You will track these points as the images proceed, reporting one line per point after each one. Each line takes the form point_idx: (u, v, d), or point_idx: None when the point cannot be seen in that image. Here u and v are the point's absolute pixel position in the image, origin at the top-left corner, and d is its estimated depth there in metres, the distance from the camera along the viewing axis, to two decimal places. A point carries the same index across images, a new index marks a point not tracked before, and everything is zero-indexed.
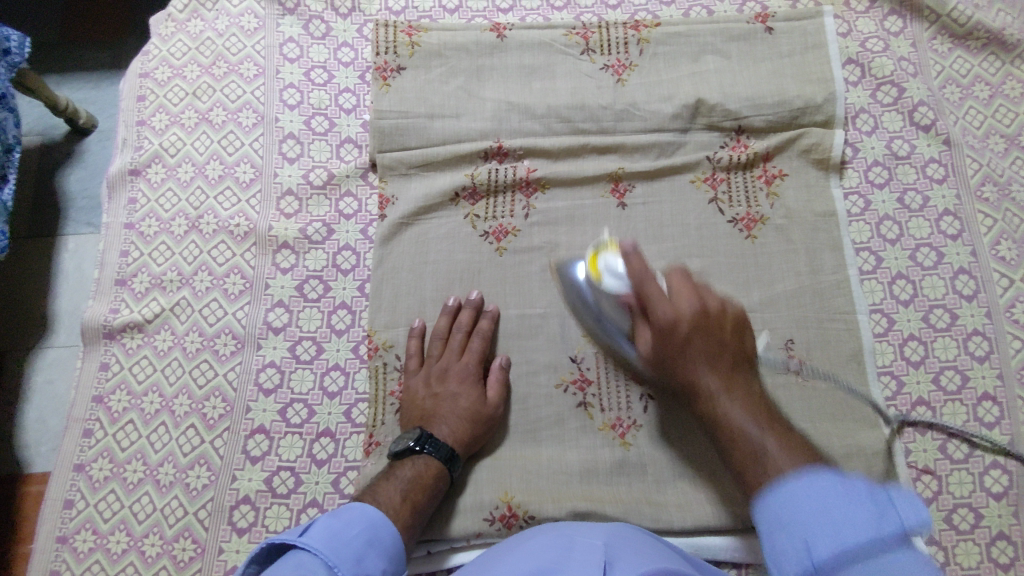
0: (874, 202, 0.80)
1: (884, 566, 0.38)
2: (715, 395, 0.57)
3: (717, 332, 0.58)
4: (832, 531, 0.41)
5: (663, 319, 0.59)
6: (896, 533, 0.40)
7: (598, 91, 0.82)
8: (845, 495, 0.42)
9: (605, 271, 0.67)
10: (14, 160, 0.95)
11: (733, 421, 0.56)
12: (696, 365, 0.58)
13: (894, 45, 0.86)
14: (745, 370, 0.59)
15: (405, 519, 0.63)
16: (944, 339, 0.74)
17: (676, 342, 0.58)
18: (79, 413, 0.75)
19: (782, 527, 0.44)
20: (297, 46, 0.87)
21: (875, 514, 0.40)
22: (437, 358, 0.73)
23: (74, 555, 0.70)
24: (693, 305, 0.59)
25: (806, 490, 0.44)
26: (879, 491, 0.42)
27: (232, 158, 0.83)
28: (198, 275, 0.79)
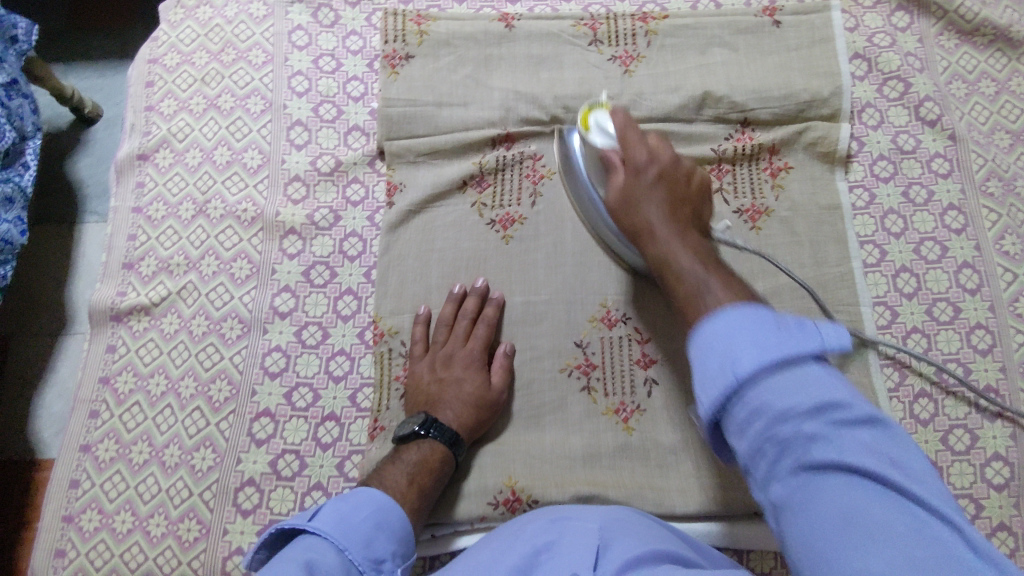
0: (879, 196, 0.80)
1: (808, 387, 0.40)
2: (668, 233, 0.62)
3: (680, 183, 0.65)
4: (756, 349, 0.41)
5: (636, 160, 0.65)
6: (815, 349, 0.41)
7: (606, 82, 0.83)
8: (768, 326, 0.42)
9: (595, 127, 0.69)
10: (32, 147, 0.95)
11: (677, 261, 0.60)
12: (657, 204, 0.63)
13: (901, 40, 0.86)
14: (698, 229, 0.64)
15: (413, 502, 0.64)
16: (947, 331, 0.75)
17: (644, 182, 0.64)
18: (86, 394, 0.75)
19: (706, 353, 0.44)
20: (306, 33, 0.88)
21: (797, 335, 0.42)
22: (442, 344, 0.73)
23: (79, 534, 0.71)
24: (664, 158, 0.66)
25: (734, 316, 0.44)
26: (806, 322, 0.43)
27: (240, 144, 0.83)
28: (205, 259, 0.79)
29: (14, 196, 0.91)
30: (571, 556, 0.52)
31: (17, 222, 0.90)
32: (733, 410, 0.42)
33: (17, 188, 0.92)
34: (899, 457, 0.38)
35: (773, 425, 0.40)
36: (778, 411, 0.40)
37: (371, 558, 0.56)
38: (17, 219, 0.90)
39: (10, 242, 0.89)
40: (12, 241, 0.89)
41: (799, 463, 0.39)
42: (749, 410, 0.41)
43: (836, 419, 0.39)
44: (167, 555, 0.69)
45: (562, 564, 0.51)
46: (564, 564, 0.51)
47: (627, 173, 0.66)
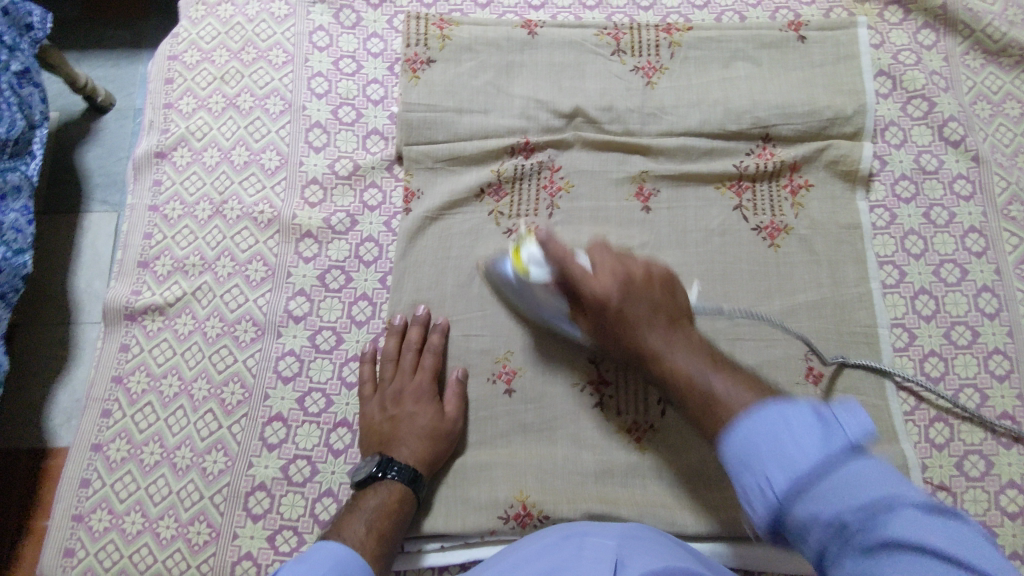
0: (900, 216, 0.79)
1: (856, 486, 0.40)
2: (662, 350, 0.59)
3: (644, 290, 0.62)
4: (784, 461, 0.42)
5: (594, 294, 0.63)
6: (845, 446, 0.42)
7: (628, 93, 0.82)
8: (791, 421, 0.44)
9: (529, 262, 0.69)
10: (39, 137, 0.95)
11: (685, 374, 0.57)
12: (635, 323, 0.61)
13: (926, 59, 0.85)
14: (682, 325, 0.61)
15: (374, 549, 0.61)
16: (965, 356, 0.74)
17: (613, 316, 0.62)
18: (99, 393, 0.75)
19: (745, 464, 0.45)
20: (327, 34, 0.87)
21: (826, 435, 0.42)
22: (392, 380, 0.72)
23: (89, 534, 0.71)
24: (615, 278, 0.63)
25: (764, 420, 0.45)
26: (825, 409, 0.44)
27: (259, 145, 0.83)
28: (220, 260, 0.79)
29: (20, 185, 0.90)
30: (593, 568, 0.52)
31: (25, 211, 0.90)
32: (784, 524, 0.43)
33: (25, 177, 0.91)
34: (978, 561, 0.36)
35: (830, 536, 0.40)
36: (829, 522, 0.40)
37: None
38: (24, 209, 0.90)
39: (20, 232, 0.88)
40: (22, 231, 0.88)
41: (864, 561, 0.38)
42: (798, 516, 0.41)
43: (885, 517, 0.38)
44: (176, 558, 0.69)
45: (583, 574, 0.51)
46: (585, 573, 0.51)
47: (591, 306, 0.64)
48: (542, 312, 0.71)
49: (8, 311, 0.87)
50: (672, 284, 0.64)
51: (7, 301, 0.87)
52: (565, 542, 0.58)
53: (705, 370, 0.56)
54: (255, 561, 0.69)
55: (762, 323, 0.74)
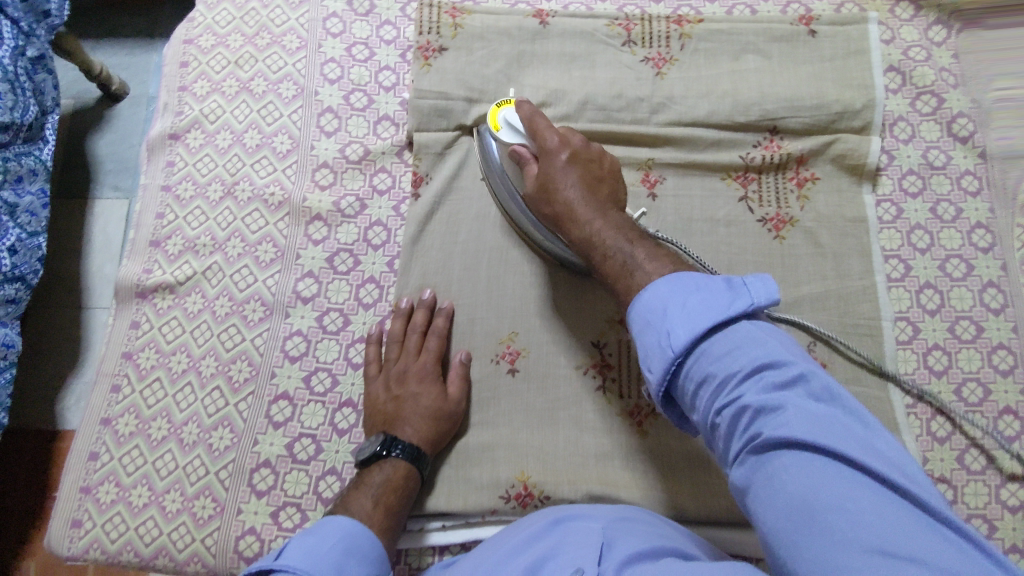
0: (907, 211, 0.80)
1: (746, 349, 0.49)
2: (589, 217, 0.65)
3: (593, 163, 0.69)
4: (688, 320, 0.51)
5: (549, 147, 0.68)
6: (741, 312, 0.51)
7: (638, 83, 0.82)
8: (706, 290, 0.52)
9: (504, 125, 0.72)
10: (52, 122, 0.96)
11: (603, 240, 0.63)
12: (572, 184, 0.67)
13: (936, 55, 0.85)
14: (615, 205, 0.67)
15: (381, 523, 0.63)
16: (969, 350, 0.74)
17: (560, 167, 0.67)
18: (109, 368, 0.77)
19: (651, 322, 0.53)
20: (340, 21, 0.88)
21: (729, 303, 0.51)
22: (397, 360, 0.73)
23: (97, 505, 0.72)
24: (575, 141, 0.69)
25: (676, 282, 0.54)
26: (738, 282, 0.53)
27: (271, 128, 0.84)
28: (231, 241, 0.80)
29: (37, 170, 0.92)
30: (575, 555, 0.53)
31: (40, 195, 0.92)
32: (680, 376, 0.51)
33: (41, 162, 0.93)
34: (851, 427, 0.45)
35: (721, 386, 0.48)
36: (721, 373, 0.49)
37: None
38: (40, 191, 0.92)
39: (36, 214, 0.90)
40: (35, 213, 0.90)
41: (751, 419, 0.47)
42: (692, 370, 0.50)
43: (770, 380, 0.47)
44: (181, 531, 0.70)
45: (566, 561, 0.52)
46: (567, 561, 0.52)
47: (541, 162, 0.69)
48: (501, 181, 0.77)
49: (26, 292, 0.89)
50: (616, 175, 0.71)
51: (29, 283, 0.89)
52: (550, 531, 0.58)
53: (627, 246, 0.62)
54: (258, 536, 0.69)
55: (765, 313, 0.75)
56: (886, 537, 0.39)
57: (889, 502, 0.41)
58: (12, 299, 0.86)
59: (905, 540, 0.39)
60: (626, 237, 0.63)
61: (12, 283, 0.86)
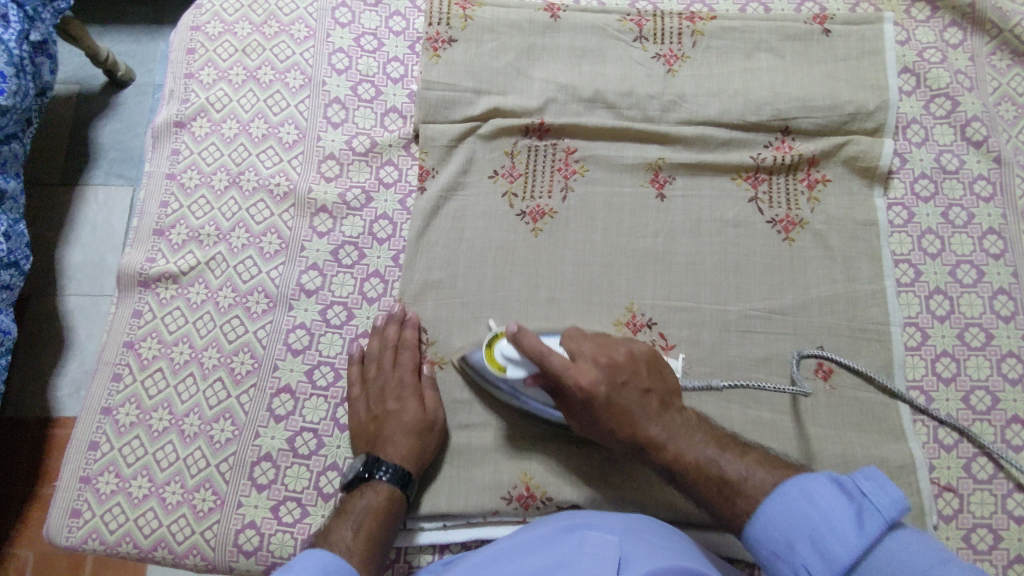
0: (918, 215, 0.79)
1: (893, 564, 0.47)
2: (664, 439, 0.60)
3: (630, 374, 0.64)
4: (819, 545, 0.50)
5: (586, 387, 0.62)
6: (876, 522, 0.49)
7: (648, 80, 0.81)
8: (826, 502, 0.51)
9: (506, 364, 0.67)
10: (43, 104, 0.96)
11: (695, 462, 0.59)
12: (629, 412, 0.62)
13: (952, 57, 0.84)
14: (673, 406, 0.63)
15: (362, 553, 0.60)
16: (978, 358, 0.73)
17: (607, 407, 0.62)
18: (110, 357, 0.76)
19: (785, 551, 0.52)
20: (349, 11, 0.87)
21: (857, 516, 0.50)
22: (376, 377, 0.72)
23: (96, 495, 0.71)
24: (605, 375, 0.63)
25: (784, 504, 0.53)
26: (848, 484, 0.52)
27: (277, 118, 0.83)
28: (235, 232, 0.79)
29: (18, 154, 0.91)
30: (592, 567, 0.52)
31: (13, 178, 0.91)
32: None
33: (24, 146, 0.93)
34: None
35: None
36: None
37: None
38: (16, 176, 0.92)
39: (17, 200, 0.91)
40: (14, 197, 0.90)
41: None
42: None
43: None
44: (181, 523, 0.70)
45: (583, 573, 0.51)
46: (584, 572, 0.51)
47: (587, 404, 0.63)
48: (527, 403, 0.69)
49: (19, 278, 0.90)
50: (655, 365, 0.65)
51: (20, 267, 0.90)
52: (566, 535, 0.58)
53: (714, 454, 0.59)
54: (258, 530, 0.69)
55: (772, 315, 0.74)
56: None
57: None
58: (8, 286, 0.87)
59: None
60: (717, 443, 0.60)
61: (8, 270, 0.87)
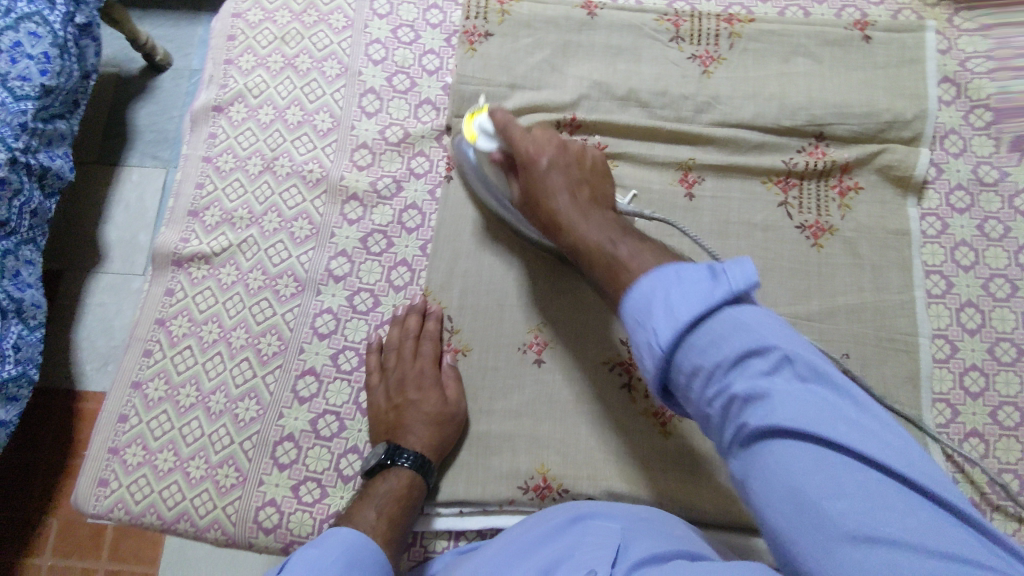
0: (952, 226, 0.77)
1: (733, 338, 0.45)
2: (574, 220, 0.62)
3: (575, 166, 0.66)
4: (671, 317, 0.47)
5: (527, 156, 0.66)
6: (725, 298, 0.46)
7: (683, 80, 0.81)
8: (687, 280, 0.48)
9: (479, 133, 0.70)
10: (89, 87, 0.97)
11: (591, 241, 0.60)
12: (554, 187, 0.64)
13: (994, 68, 0.83)
14: (602, 204, 0.64)
15: (385, 534, 0.61)
16: (1008, 373, 0.72)
17: (535, 177, 0.65)
18: (142, 333, 0.78)
19: (640, 321, 0.49)
20: (387, 2, 0.88)
21: (710, 290, 0.47)
22: (398, 367, 0.72)
23: (123, 466, 0.73)
24: (553, 148, 0.66)
25: (658, 276, 0.50)
26: (715, 266, 0.48)
27: (313, 106, 0.84)
28: (268, 215, 0.80)
29: (65, 134, 0.94)
30: (591, 557, 0.52)
31: (67, 159, 0.93)
32: (671, 372, 0.48)
33: (71, 126, 0.95)
34: (839, 405, 0.43)
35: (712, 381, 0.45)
36: (709, 369, 0.45)
37: None
38: (66, 155, 0.94)
39: (63, 178, 0.93)
40: (62, 177, 0.92)
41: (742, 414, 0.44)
42: (685, 365, 0.47)
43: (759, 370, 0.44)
44: (204, 497, 0.71)
45: (582, 562, 0.51)
46: (583, 562, 0.51)
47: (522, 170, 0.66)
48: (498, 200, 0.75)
49: (38, 253, 0.91)
50: (605, 172, 0.67)
51: (37, 243, 0.91)
52: (569, 529, 0.57)
53: (616, 239, 0.59)
54: (278, 508, 0.70)
55: (798, 321, 0.73)
56: (880, 522, 0.39)
57: (878, 486, 0.40)
58: (29, 260, 0.89)
59: (879, 522, 0.39)
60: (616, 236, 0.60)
61: (27, 245, 0.88)
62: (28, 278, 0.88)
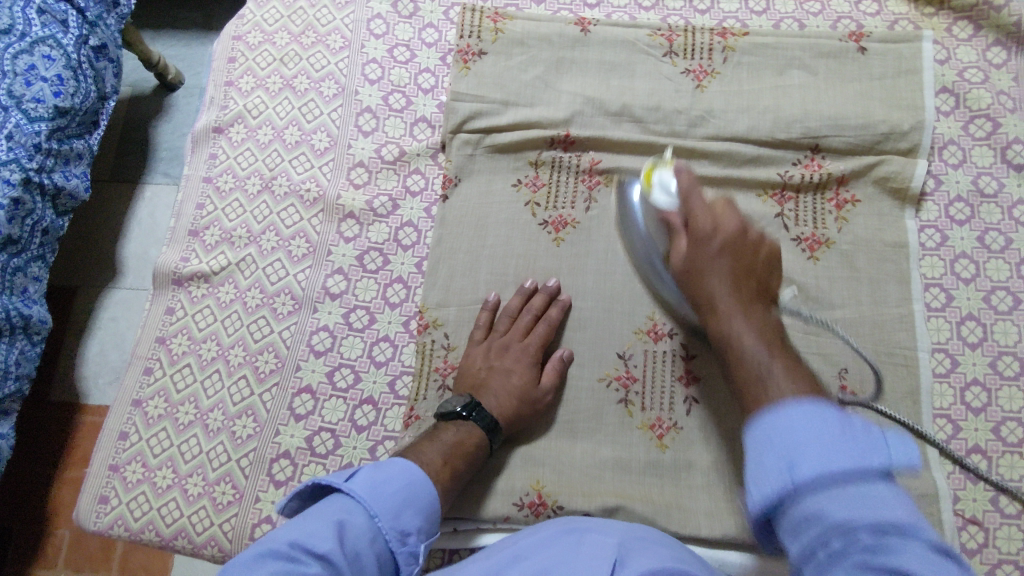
0: (952, 238, 0.76)
1: (875, 504, 0.39)
2: (730, 311, 0.59)
3: (749, 254, 0.62)
4: (817, 460, 0.41)
5: (702, 231, 0.63)
6: (885, 469, 0.41)
7: (677, 95, 0.81)
8: (838, 425, 0.42)
9: (657, 185, 0.69)
10: (108, 108, 0.99)
11: (741, 346, 0.57)
12: (722, 273, 0.61)
13: (994, 77, 0.82)
14: (765, 305, 0.61)
15: (445, 483, 0.63)
16: (1011, 388, 0.71)
17: (705, 253, 0.62)
18: (143, 351, 0.79)
19: (776, 451, 0.43)
20: (384, 22, 0.89)
21: (867, 450, 0.41)
22: (502, 333, 0.73)
23: (123, 483, 0.74)
24: (731, 227, 0.62)
25: (784, 416, 0.44)
26: (876, 426, 0.43)
27: (310, 125, 0.85)
28: (266, 234, 0.81)
29: (82, 153, 0.95)
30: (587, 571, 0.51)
31: (81, 176, 0.95)
32: (786, 513, 0.42)
33: (88, 146, 0.96)
34: None
35: (830, 537, 0.39)
36: (836, 523, 0.39)
37: (399, 529, 0.57)
38: (84, 174, 0.95)
39: (76, 198, 0.94)
40: (79, 196, 0.93)
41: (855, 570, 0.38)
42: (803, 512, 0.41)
43: (892, 537, 0.38)
44: (201, 514, 0.72)
45: None
46: None
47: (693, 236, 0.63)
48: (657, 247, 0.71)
49: (46, 270, 0.93)
50: (775, 266, 0.63)
51: (47, 261, 0.92)
52: (565, 537, 0.57)
53: (765, 353, 0.55)
54: (273, 525, 0.71)
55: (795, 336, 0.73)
56: None
57: None
58: (35, 277, 0.90)
59: None
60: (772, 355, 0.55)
61: (37, 261, 0.90)
62: (34, 294, 0.90)
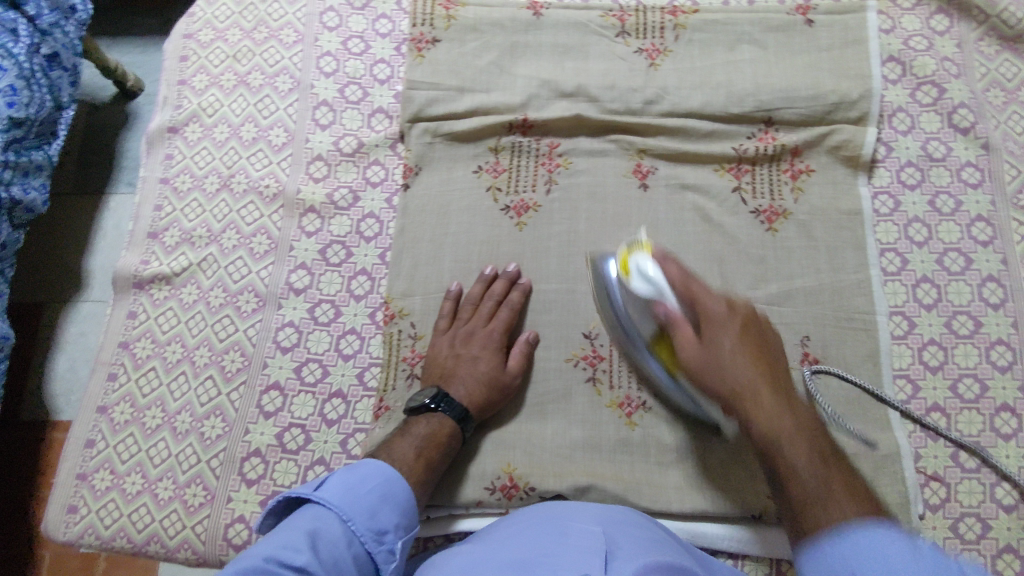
0: (905, 204, 0.78)
1: None
2: (766, 411, 0.53)
3: (762, 339, 0.57)
4: None
5: (716, 317, 0.57)
6: None
7: (630, 74, 0.82)
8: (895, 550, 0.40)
9: (637, 272, 0.64)
10: (65, 118, 0.97)
11: (786, 453, 0.52)
12: (745, 370, 0.55)
13: (938, 44, 0.83)
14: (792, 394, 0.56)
15: (420, 475, 0.64)
16: (966, 346, 0.73)
17: (725, 347, 0.56)
18: (106, 357, 0.78)
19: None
20: (337, 15, 0.89)
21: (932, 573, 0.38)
22: (466, 321, 0.73)
23: (92, 492, 0.73)
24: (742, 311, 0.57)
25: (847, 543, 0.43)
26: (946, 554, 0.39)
27: (267, 121, 0.85)
28: (226, 233, 0.81)
29: (42, 164, 0.93)
30: (575, 556, 0.51)
31: (40, 188, 0.93)
32: None
33: (48, 158, 0.94)
34: None
35: None
36: None
37: (376, 529, 0.57)
38: (42, 187, 0.93)
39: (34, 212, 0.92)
40: (37, 209, 0.91)
41: None
42: None
43: None
44: (173, 518, 0.71)
45: (568, 562, 0.50)
46: (570, 561, 0.50)
47: (706, 329, 0.57)
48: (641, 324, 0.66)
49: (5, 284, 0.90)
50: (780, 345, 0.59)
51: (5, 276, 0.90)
52: (549, 527, 0.57)
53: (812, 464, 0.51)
54: (247, 524, 0.70)
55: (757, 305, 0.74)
56: None
57: None
58: None
59: None
60: (817, 454, 0.52)
61: None
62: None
